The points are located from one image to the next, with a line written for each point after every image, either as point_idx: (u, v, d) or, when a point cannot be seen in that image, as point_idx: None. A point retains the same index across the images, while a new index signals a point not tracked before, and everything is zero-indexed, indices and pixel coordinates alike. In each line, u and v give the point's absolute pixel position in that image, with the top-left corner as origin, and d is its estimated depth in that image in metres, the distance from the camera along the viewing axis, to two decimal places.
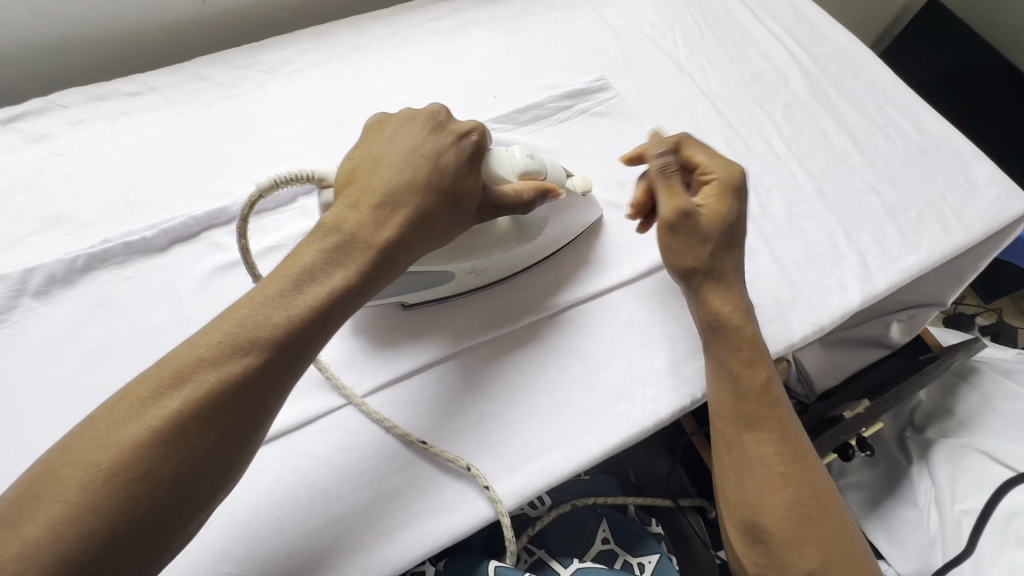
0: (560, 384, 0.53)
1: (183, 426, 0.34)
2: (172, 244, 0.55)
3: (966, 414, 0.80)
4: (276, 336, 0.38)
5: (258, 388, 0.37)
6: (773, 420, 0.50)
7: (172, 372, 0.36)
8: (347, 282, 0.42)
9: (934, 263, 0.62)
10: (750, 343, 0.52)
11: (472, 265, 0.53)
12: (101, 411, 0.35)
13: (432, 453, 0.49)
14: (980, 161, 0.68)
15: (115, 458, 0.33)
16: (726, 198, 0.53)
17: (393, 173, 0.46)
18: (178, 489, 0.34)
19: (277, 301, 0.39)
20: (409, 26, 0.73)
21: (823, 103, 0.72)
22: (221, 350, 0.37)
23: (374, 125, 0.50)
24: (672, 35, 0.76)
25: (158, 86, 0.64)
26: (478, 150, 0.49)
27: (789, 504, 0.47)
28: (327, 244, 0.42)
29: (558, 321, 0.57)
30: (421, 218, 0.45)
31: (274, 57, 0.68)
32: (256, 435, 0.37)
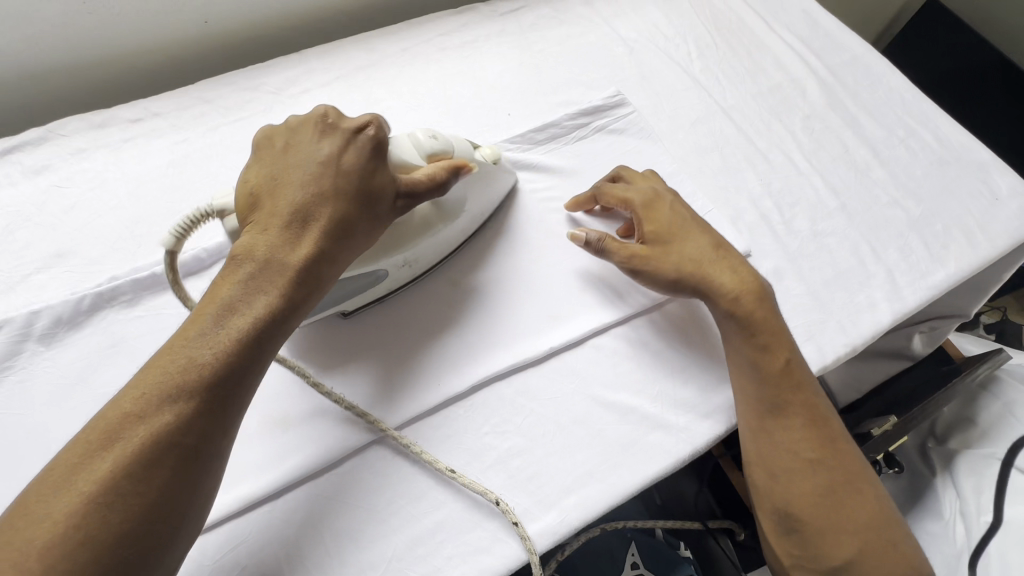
0: (591, 415, 0.51)
1: (118, 487, 0.32)
2: (183, 278, 0.52)
3: (988, 424, 0.79)
4: (204, 376, 0.35)
5: (194, 431, 0.34)
6: (801, 404, 0.50)
7: (98, 434, 0.33)
8: (273, 306, 0.39)
9: (962, 278, 0.61)
10: (770, 326, 0.51)
11: (404, 258, 0.50)
12: (30, 488, 0.32)
13: (460, 482, 0.46)
14: (1002, 171, 0.68)
15: (51, 534, 0.30)
16: (655, 211, 0.56)
17: (296, 186, 0.42)
18: (125, 554, 0.31)
19: (200, 339, 0.36)
20: (417, 42, 0.71)
21: (841, 114, 0.71)
22: (147, 400, 0.34)
23: (262, 143, 0.45)
24: (686, 47, 0.75)
25: (162, 111, 0.62)
26: (379, 144, 0.45)
27: (822, 491, 0.47)
28: (241, 274, 0.39)
29: (587, 346, 0.54)
30: (339, 227, 0.42)
31: (281, 77, 0.66)
32: (204, 478, 0.35)
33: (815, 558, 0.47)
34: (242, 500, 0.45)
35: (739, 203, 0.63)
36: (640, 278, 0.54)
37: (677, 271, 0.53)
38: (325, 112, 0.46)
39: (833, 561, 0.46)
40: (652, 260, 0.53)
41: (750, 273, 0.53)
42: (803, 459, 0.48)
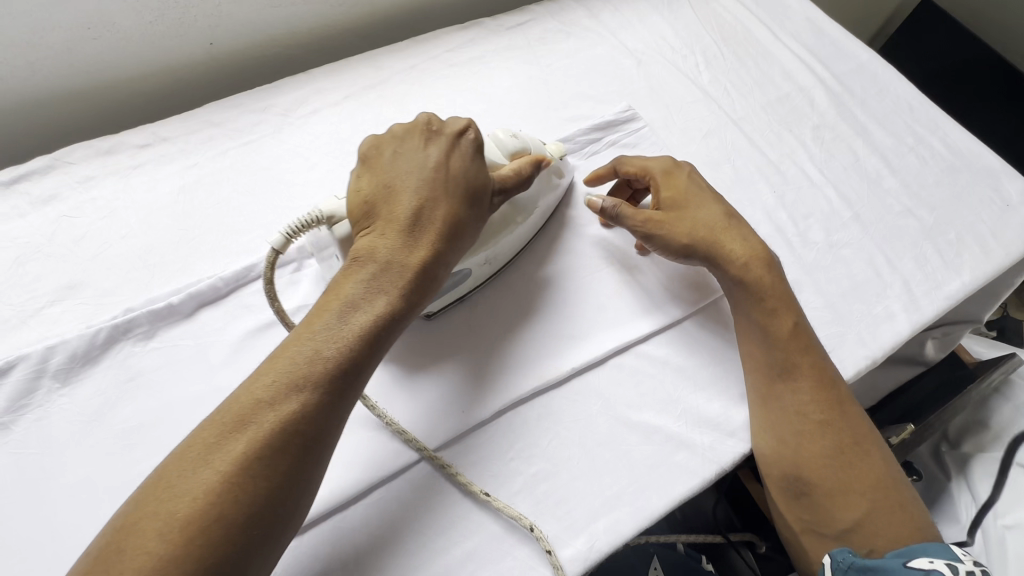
0: (616, 436, 0.51)
1: (252, 469, 0.35)
2: (199, 308, 0.52)
3: (1001, 428, 0.80)
4: (329, 369, 0.39)
5: (317, 420, 0.38)
6: (808, 365, 0.50)
7: (234, 416, 0.36)
8: (392, 306, 0.42)
9: (978, 287, 0.61)
10: (776, 290, 0.53)
11: (486, 256, 0.53)
12: (170, 461, 0.36)
13: (495, 507, 0.46)
14: (1012, 177, 0.68)
15: (194, 507, 0.33)
16: (672, 179, 0.57)
17: (410, 189, 0.46)
18: (251, 532, 0.34)
19: (326, 334, 0.40)
20: (425, 59, 0.71)
21: (851, 123, 0.71)
22: (279, 388, 0.37)
23: (370, 150, 0.50)
24: (694, 58, 0.75)
25: (169, 135, 0.61)
26: (476, 148, 0.50)
27: (830, 453, 0.48)
28: (365, 274, 0.43)
29: (609, 364, 0.54)
30: (450, 230, 0.46)
31: (289, 98, 0.65)
32: (318, 467, 0.38)
33: (825, 522, 0.47)
34: None
35: (753, 215, 0.63)
36: (654, 242, 0.55)
37: (694, 234, 0.54)
38: (427, 120, 0.50)
39: (844, 523, 0.47)
40: (667, 223, 0.55)
41: (757, 239, 0.55)
42: (812, 421, 0.49)
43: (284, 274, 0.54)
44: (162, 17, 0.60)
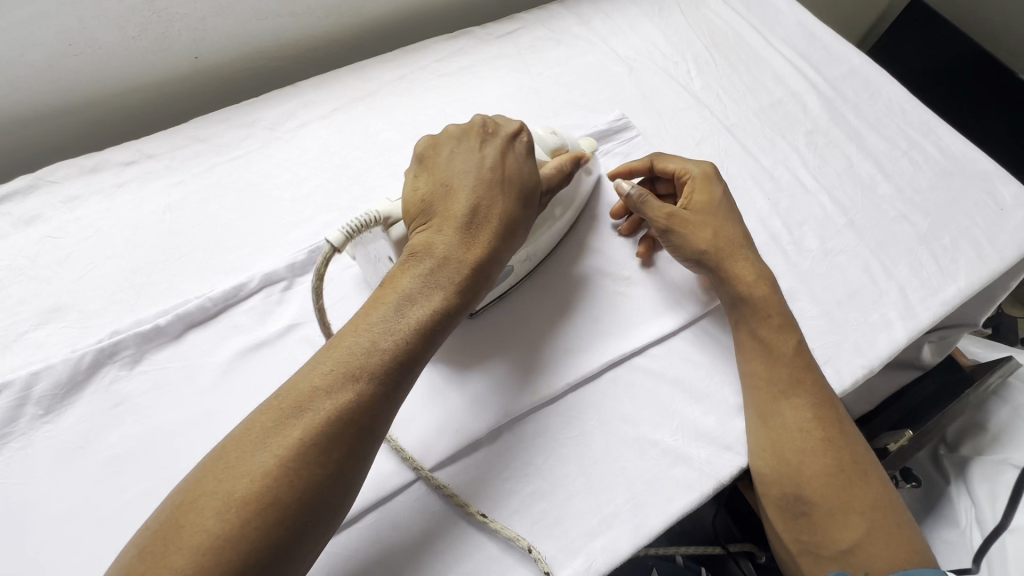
0: (611, 453, 0.50)
1: (309, 455, 0.36)
2: (187, 329, 0.51)
3: (999, 430, 0.80)
4: (386, 360, 0.40)
5: (371, 411, 0.39)
6: (809, 383, 0.50)
7: (292, 402, 0.37)
8: (446, 301, 0.44)
9: (973, 292, 0.61)
10: (777, 308, 0.53)
11: (528, 251, 0.55)
12: (228, 443, 0.36)
13: (492, 528, 0.46)
14: (1006, 180, 0.68)
15: (253, 489, 0.34)
16: (709, 185, 0.57)
17: (467, 188, 0.48)
18: (304, 519, 0.35)
19: (383, 326, 0.41)
20: (414, 69, 0.70)
21: (844, 128, 0.70)
22: (337, 377, 0.38)
23: (426, 149, 0.52)
24: (685, 64, 0.74)
25: (155, 152, 0.60)
26: (529, 151, 0.52)
27: (832, 472, 0.47)
28: (422, 268, 0.44)
29: (605, 378, 0.53)
30: (504, 229, 0.48)
31: (277, 111, 0.64)
32: (368, 460, 0.39)
33: (822, 542, 0.47)
34: None
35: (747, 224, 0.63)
36: (669, 238, 0.56)
37: (714, 242, 0.55)
38: (482, 122, 0.53)
39: (842, 544, 0.46)
40: (687, 225, 0.55)
41: (761, 260, 0.56)
42: (814, 440, 0.48)
43: (273, 293, 0.53)
44: (145, 31, 0.59)
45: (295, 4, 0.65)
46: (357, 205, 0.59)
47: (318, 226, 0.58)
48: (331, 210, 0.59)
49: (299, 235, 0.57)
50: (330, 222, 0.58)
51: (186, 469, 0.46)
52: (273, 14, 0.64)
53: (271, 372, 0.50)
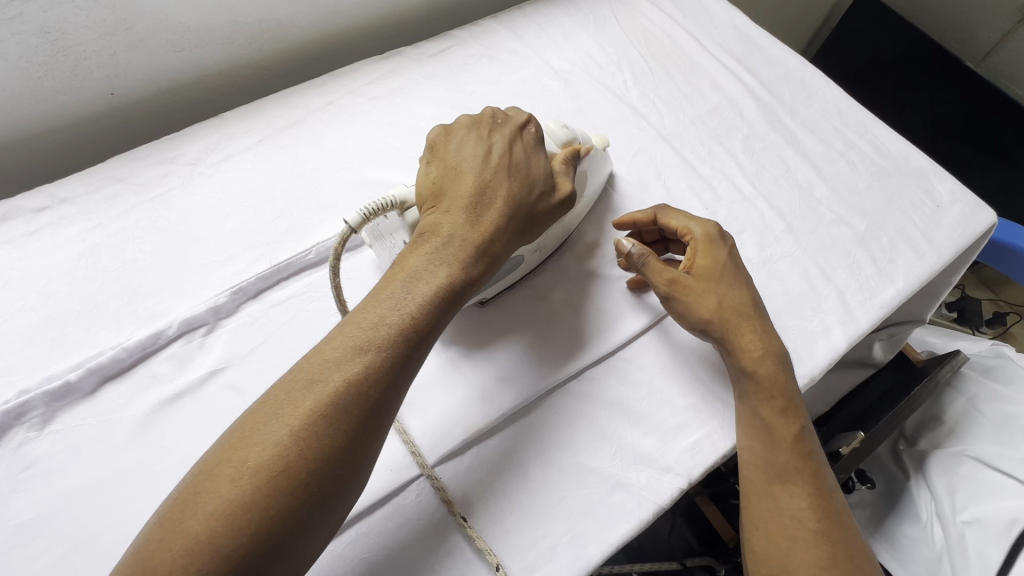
0: (548, 484, 0.49)
1: (319, 426, 0.37)
2: (102, 384, 0.49)
3: (954, 421, 0.81)
4: (393, 335, 0.41)
5: (379, 385, 0.40)
6: (808, 472, 0.49)
7: (305, 377, 0.39)
8: (451, 278, 0.45)
9: (911, 292, 0.60)
10: (783, 390, 0.51)
11: (538, 243, 0.56)
12: (248, 416, 0.39)
13: (470, 535, 0.46)
14: (941, 177, 0.68)
15: (265, 458, 0.36)
16: (711, 250, 0.55)
17: (474, 171, 0.50)
18: (314, 488, 0.36)
19: (391, 302, 0.43)
20: (342, 94, 0.68)
21: (782, 133, 0.70)
22: (346, 351, 0.40)
23: (439, 135, 0.53)
24: (621, 74, 0.74)
25: (69, 196, 0.58)
26: (539, 140, 0.54)
27: (823, 564, 0.45)
28: (430, 248, 0.46)
29: (543, 404, 0.52)
30: (510, 209, 0.49)
31: (199, 146, 0.62)
32: (377, 435, 0.40)
33: None
34: None
35: None
36: (671, 304, 0.54)
37: (717, 310, 0.52)
38: (492, 112, 0.54)
39: None
40: (693, 292, 0.53)
41: (774, 335, 0.53)
42: (809, 529, 0.46)
43: (194, 339, 0.51)
44: (52, 71, 0.56)
45: (213, 34, 0.63)
46: (282, 240, 0.57)
47: (242, 265, 0.55)
48: (255, 246, 0.57)
49: (222, 275, 0.55)
50: (254, 258, 0.56)
51: (99, 533, 0.44)
52: (190, 44, 0.63)
53: (192, 422, 0.48)
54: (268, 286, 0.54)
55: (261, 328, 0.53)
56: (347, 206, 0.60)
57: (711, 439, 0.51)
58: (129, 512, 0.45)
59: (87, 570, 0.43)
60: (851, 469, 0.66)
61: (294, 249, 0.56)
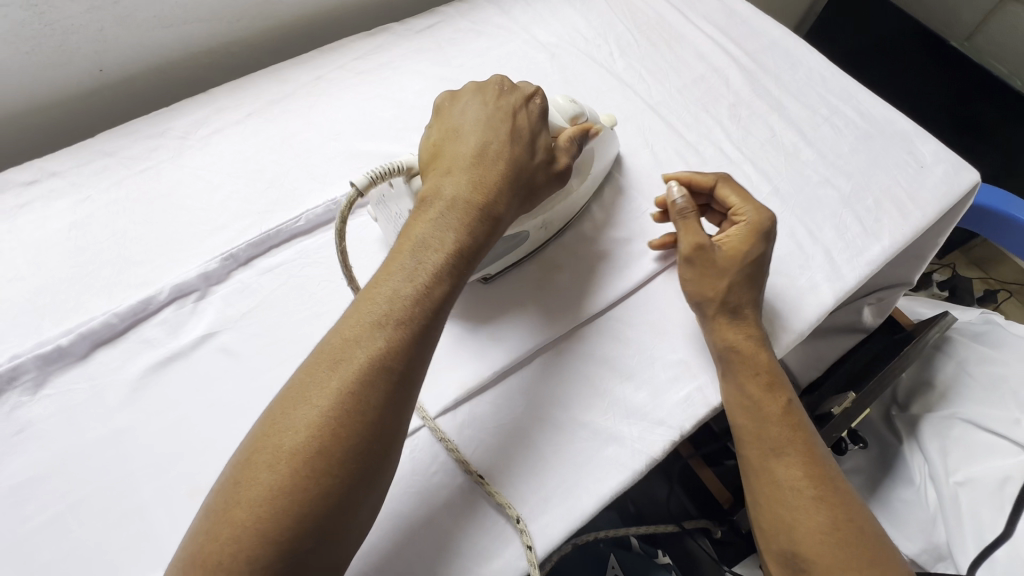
0: (546, 436, 0.49)
1: (348, 403, 0.38)
2: (94, 348, 0.49)
3: (946, 385, 0.81)
4: (408, 306, 0.41)
5: (401, 356, 0.40)
6: (800, 442, 0.50)
7: (328, 358, 0.39)
8: (460, 244, 0.45)
9: (897, 250, 0.61)
10: (766, 366, 0.52)
11: (543, 220, 0.56)
12: (274, 405, 0.39)
13: (487, 491, 0.46)
14: (924, 139, 0.69)
15: (299, 441, 0.36)
16: (750, 239, 0.54)
17: (478, 138, 0.51)
18: (350, 465, 0.37)
19: (404, 276, 0.43)
20: (331, 69, 0.69)
21: (767, 99, 0.71)
22: (366, 327, 0.40)
23: (445, 101, 0.55)
24: (607, 47, 0.74)
25: (58, 170, 0.58)
26: (544, 112, 0.55)
27: (826, 529, 0.46)
28: (434, 219, 0.46)
29: (532, 363, 0.53)
30: (511, 173, 0.50)
31: (188, 120, 0.63)
32: (404, 405, 0.40)
33: None
34: None
35: None
36: (687, 267, 0.55)
37: (724, 292, 0.53)
38: (500, 80, 0.55)
39: None
40: (708, 266, 0.54)
41: (756, 319, 0.54)
42: (808, 498, 0.48)
43: (186, 305, 0.52)
44: (39, 46, 0.56)
45: (201, 10, 0.63)
46: (272, 209, 0.57)
47: (232, 234, 0.55)
48: (246, 216, 0.57)
49: (212, 244, 0.55)
50: (245, 228, 0.56)
51: (93, 493, 0.44)
52: (178, 21, 0.63)
53: (186, 384, 0.49)
54: (258, 254, 0.55)
55: (253, 295, 0.53)
56: (337, 175, 0.61)
57: (703, 392, 0.52)
58: (123, 471, 0.45)
59: (83, 529, 0.43)
60: (844, 428, 0.66)
61: (284, 217, 0.57)
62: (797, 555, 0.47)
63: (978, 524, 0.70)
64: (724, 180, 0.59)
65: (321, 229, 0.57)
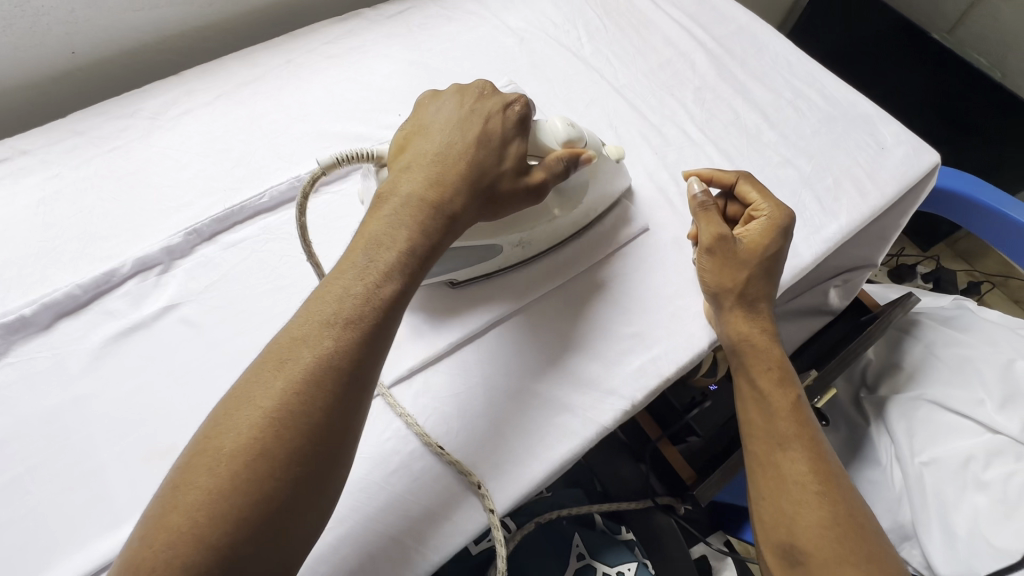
0: (501, 406, 0.50)
1: (293, 404, 0.36)
2: (58, 319, 0.50)
3: (913, 367, 0.82)
4: (358, 305, 0.40)
5: (350, 356, 0.39)
6: (806, 438, 0.51)
7: (275, 358, 0.38)
8: (413, 242, 0.44)
9: (855, 229, 0.62)
10: (776, 361, 0.54)
11: (520, 237, 0.54)
12: (220, 406, 0.38)
13: (449, 461, 0.47)
14: (887, 121, 0.70)
15: (241, 443, 0.35)
16: (770, 234, 0.56)
17: (442, 137, 0.50)
18: (296, 467, 0.35)
19: (355, 275, 0.42)
20: (302, 53, 0.70)
21: (732, 83, 0.72)
22: (313, 327, 0.39)
23: (425, 99, 0.55)
24: (576, 32, 0.75)
25: (29, 148, 0.59)
26: (522, 120, 0.52)
27: (826, 523, 0.46)
28: (387, 217, 0.45)
29: (485, 335, 0.54)
30: (473, 175, 0.48)
31: (158, 101, 0.64)
32: (354, 407, 0.39)
33: None
34: None
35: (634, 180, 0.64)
36: (707, 257, 0.56)
37: (742, 283, 0.54)
38: (484, 86, 0.54)
39: None
40: (727, 256, 0.55)
41: (768, 314, 0.56)
42: (810, 492, 0.48)
43: (149, 277, 0.53)
44: (10, 27, 0.58)
45: None
46: (238, 187, 0.59)
47: (197, 210, 0.57)
48: (212, 193, 0.58)
49: (177, 219, 0.56)
50: (211, 204, 0.57)
51: (52, 456, 0.45)
52: (149, 4, 0.64)
53: (147, 353, 0.50)
54: (222, 230, 0.56)
55: (216, 268, 0.54)
56: (303, 155, 0.62)
57: (656, 363, 0.53)
58: (83, 435, 0.46)
59: (40, 491, 0.44)
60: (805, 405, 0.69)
61: (248, 194, 0.58)
62: (793, 548, 0.47)
63: (941, 504, 0.71)
64: (744, 179, 0.60)
65: (285, 206, 0.58)
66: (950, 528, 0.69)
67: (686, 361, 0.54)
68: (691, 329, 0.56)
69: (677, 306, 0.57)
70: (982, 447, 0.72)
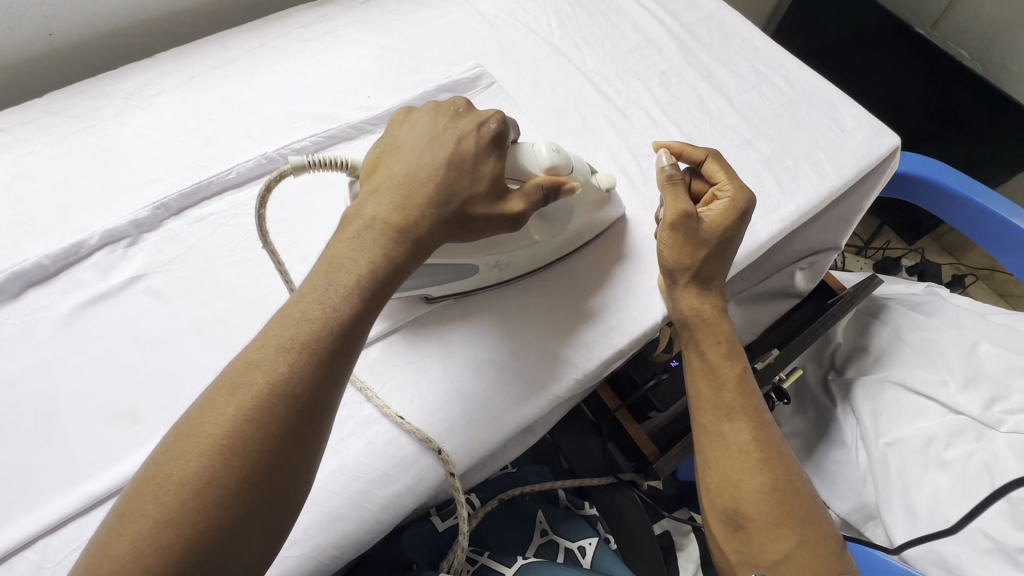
0: (467, 389, 0.52)
1: (244, 431, 0.35)
2: (27, 288, 0.52)
3: (879, 349, 0.84)
4: (316, 332, 0.39)
5: (305, 385, 0.37)
6: (751, 408, 0.52)
7: (229, 383, 0.37)
8: (374, 268, 0.42)
9: (812, 208, 0.63)
10: (724, 335, 0.56)
11: (497, 259, 0.53)
12: (172, 430, 0.36)
13: (409, 429, 0.49)
14: (848, 106, 0.71)
15: (189, 471, 0.34)
16: (729, 215, 0.55)
17: (412, 157, 0.47)
18: (245, 495, 0.34)
19: (316, 299, 0.40)
20: (277, 37, 0.71)
21: (697, 68, 0.73)
22: (269, 351, 0.38)
23: (398, 117, 0.51)
24: (546, 18, 0.77)
25: (5, 126, 0.61)
26: (497, 139, 0.49)
27: (766, 489, 0.48)
28: (351, 238, 0.43)
29: (452, 321, 0.55)
30: (440, 198, 0.45)
31: (133, 82, 0.65)
32: (308, 436, 0.37)
33: (757, 553, 0.48)
34: (88, 498, 0.44)
35: (597, 160, 0.66)
36: (671, 234, 0.55)
37: (699, 262, 0.55)
38: (459, 102, 0.51)
39: (774, 556, 0.47)
40: (689, 234, 0.55)
41: (719, 291, 0.58)
42: (754, 460, 0.50)
43: (117, 250, 0.54)
44: None
45: None
46: (207, 164, 0.60)
47: (166, 186, 0.58)
48: (182, 170, 0.60)
49: (146, 195, 0.57)
50: (180, 181, 0.59)
51: (17, 416, 0.47)
52: None
53: (112, 321, 0.51)
54: (189, 205, 0.57)
55: (184, 242, 0.55)
56: (272, 135, 0.63)
57: (611, 338, 0.55)
58: (48, 398, 0.48)
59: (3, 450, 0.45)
60: (766, 381, 0.70)
61: (217, 171, 0.59)
62: (736, 513, 0.49)
63: (903, 484, 0.71)
64: (713, 156, 0.59)
65: (252, 182, 0.60)
66: (911, 507, 0.70)
67: (639, 334, 0.56)
68: (648, 302, 0.57)
69: (632, 281, 0.58)
70: (944, 427, 0.72)
